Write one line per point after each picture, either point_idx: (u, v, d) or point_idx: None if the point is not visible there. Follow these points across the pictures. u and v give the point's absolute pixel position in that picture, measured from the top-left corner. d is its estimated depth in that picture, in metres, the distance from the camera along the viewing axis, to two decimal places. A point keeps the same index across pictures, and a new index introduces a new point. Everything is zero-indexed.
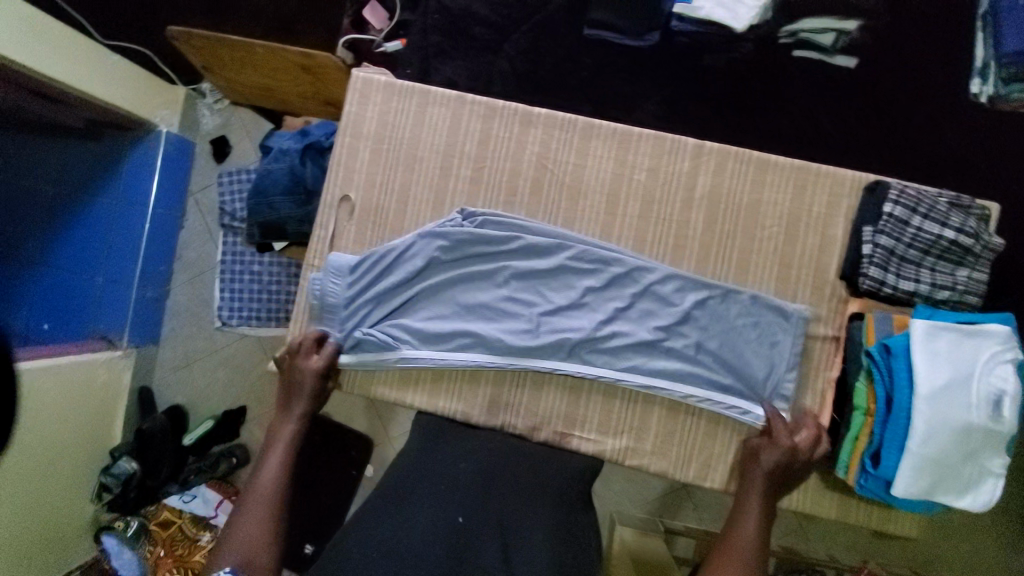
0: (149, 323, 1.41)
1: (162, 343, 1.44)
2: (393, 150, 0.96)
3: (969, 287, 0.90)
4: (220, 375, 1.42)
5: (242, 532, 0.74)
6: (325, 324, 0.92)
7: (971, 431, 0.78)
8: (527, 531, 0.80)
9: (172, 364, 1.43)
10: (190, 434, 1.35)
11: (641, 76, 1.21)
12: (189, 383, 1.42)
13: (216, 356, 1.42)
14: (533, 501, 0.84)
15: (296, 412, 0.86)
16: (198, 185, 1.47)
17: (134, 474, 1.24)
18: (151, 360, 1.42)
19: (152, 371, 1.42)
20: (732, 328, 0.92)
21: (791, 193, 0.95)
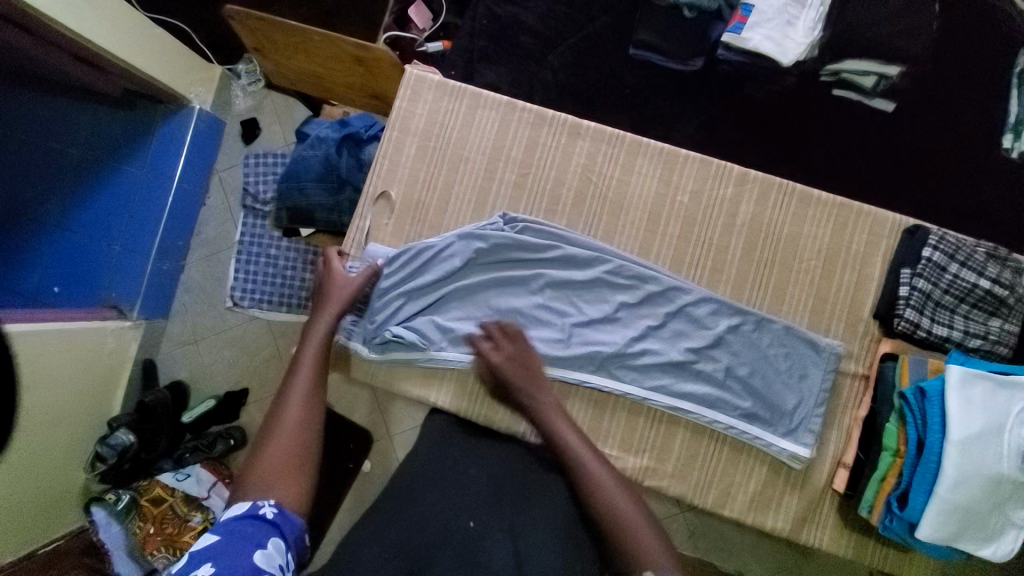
0: (161, 297, 1.49)
1: (171, 318, 1.52)
2: (439, 149, 0.99)
3: (1001, 338, 0.87)
4: (226, 354, 1.50)
5: (281, 429, 0.75)
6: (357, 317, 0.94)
7: (1000, 482, 0.73)
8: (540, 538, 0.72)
9: (178, 340, 1.51)
10: (190, 412, 1.41)
11: (681, 100, 1.22)
12: (194, 359, 1.51)
13: (253, 328, 1.50)
14: (546, 507, 0.76)
15: (333, 303, 0.89)
16: (224, 164, 1.56)
17: (130, 447, 1.28)
18: (159, 333, 1.50)
19: (158, 344, 1.51)
20: (763, 357, 0.89)
21: (830, 229, 0.93)
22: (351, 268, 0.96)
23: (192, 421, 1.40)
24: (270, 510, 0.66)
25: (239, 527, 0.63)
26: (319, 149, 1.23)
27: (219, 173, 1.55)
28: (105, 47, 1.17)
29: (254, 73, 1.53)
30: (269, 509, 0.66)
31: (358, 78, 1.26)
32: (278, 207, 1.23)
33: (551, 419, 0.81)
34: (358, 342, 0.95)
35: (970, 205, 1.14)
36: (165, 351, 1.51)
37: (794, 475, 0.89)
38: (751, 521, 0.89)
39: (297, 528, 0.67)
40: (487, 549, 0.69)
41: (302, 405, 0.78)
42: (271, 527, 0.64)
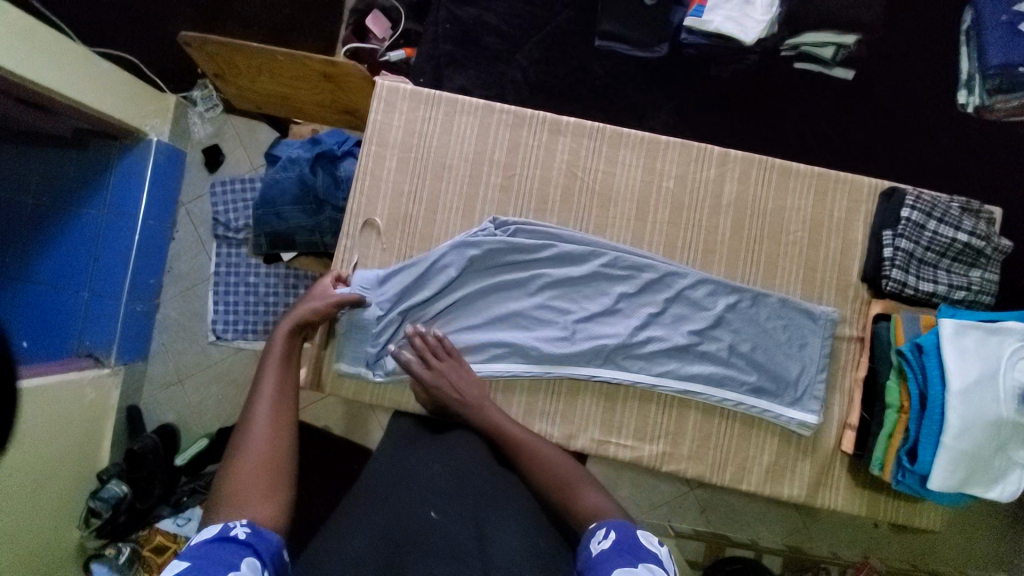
0: (138, 340, 1.43)
1: (151, 359, 1.46)
2: (422, 159, 0.97)
3: (982, 287, 0.91)
4: (214, 390, 1.45)
5: (249, 450, 0.72)
6: (357, 345, 0.92)
7: (999, 424, 0.77)
8: (504, 521, 0.68)
9: (161, 382, 1.46)
10: (182, 454, 1.37)
11: (651, 87, 1.24)
12: (181, 400, 1.45)
13: (240, 362, 1.45)
14: (512, 498, 0.73)
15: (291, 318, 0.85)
16: (189, 196, 1.50)
17: (123, 498, 1.25)
18: (140, 377, 1.44)
19: (140, 389, 1.45)
20: (763, 330, 0.91)
21: (812, 199, 0.96)
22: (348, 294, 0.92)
23: (184, 464, 1.36)
24: (242, 530, 0.61)
25: (209, 550, 0.58)
26: (292, 170, 1.20)
27: (185, 205, 1.50)
28: (52, 87, 1.10)
29: (211, 99, 1.48)
30: (241, 529, 0.61)
31: (326, 94, 1.23)
32: (258, 233, 1.23)
33: (487, 412, 0.85)
34: (361, 366, 0.93)
35: (934, 162, 1.19)
36: (150, 395, 1.46)
37: (804, 442, 0.91)
38: (768, 492, 0.91)
39: (274, 546, 0.62)
40: (448, 537, 0.65)
41: (270, 422, 0.76)
42: (243, 548, 0.60)
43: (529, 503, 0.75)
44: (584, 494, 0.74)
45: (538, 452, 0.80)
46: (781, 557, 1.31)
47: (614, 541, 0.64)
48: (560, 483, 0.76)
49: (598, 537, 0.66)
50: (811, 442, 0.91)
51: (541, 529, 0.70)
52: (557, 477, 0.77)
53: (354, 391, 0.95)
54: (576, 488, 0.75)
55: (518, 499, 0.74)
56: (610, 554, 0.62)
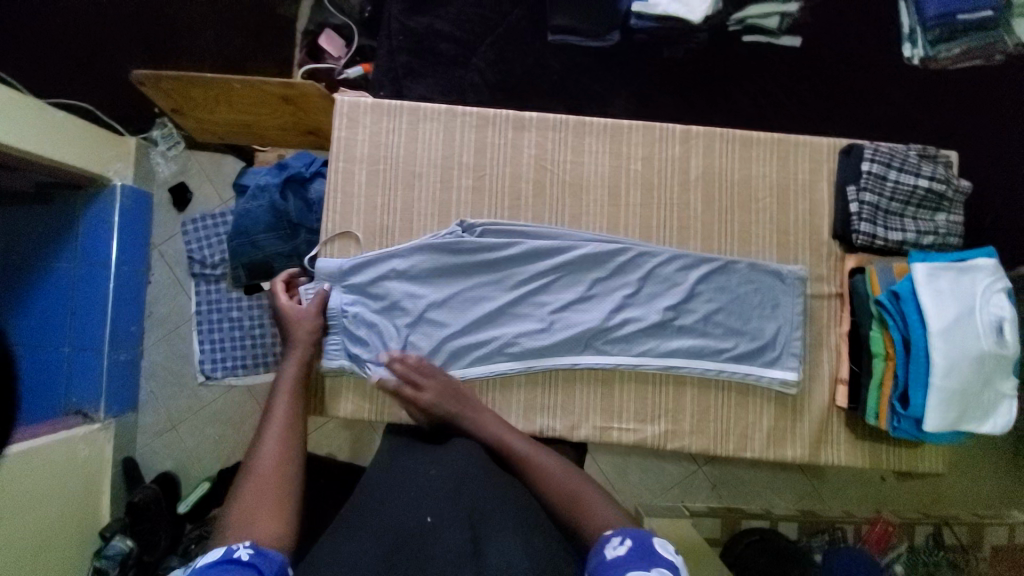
0: (125, 389, 1.39)
1: (141, 408, 1.43)
2: (390, 170, 0.97)
3: (949, 230, 0.94)
4: (210, 431, 1.42)
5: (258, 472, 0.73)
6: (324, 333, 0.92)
7: (983, 358, 0.79)
8: (498, 527, 0.68)
9: (154, 430, 1.42)
10: (184, 502, 1.34)
11: (608, 75, 1.25)
12: (177, 446, 1.42)
13: (232, 399, 1.43)
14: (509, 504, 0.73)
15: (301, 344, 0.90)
16: (160, 237, 1.47)
17: (129, 552, 1.23)
18: (131, 428, 1.41)
19: (133, 440, 1.41)
20: (738, 297, 0.93)
21: (776, 164, 0.98)
22: (306, 292, 0.94)
23: (189, 510, 1.32)
24: (245, 551, 0.61)
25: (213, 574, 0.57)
26: (262, 198, 1.19)
27: (156, 248, 1.47)
28: (11, 143, 1.08)
29: (171, 136, 1.46)
30: (245, 550, 0.61)
31: (287, 117, 1.22)
32: (236, 265, 1.25)
33: (492, 429, 0.86)
34: (344, 359, 0.93)
35: (887, 117, 1.23)
36: (144, 444, 1.43)
37: (794, 402, 0.93)
38: (772, 456, 0.93)
39: (277, 564, 0.61)
40: (442, 542, 0.65)
41: (281, 447, 0.77)
42: (246, 568, 0.59)
43: (525, 498, 0.76)
44: (596, 509, 0.73)
45: (547, 472, 0.80)
46: (795, 522, 1.42)
47: (630, 549, 0.63)
48: (571, 504, 0.76)
49: (613, 543, 0.66)
50: (806, 401, 0.93)
51: (539, 528, 0.71)
52: (561, 497, 0.77)
53: (353, 410, 0.95)
54: (588, 508, 0.74)
55: (511, 501, 0.74)
56: (626, 560, 0.63)
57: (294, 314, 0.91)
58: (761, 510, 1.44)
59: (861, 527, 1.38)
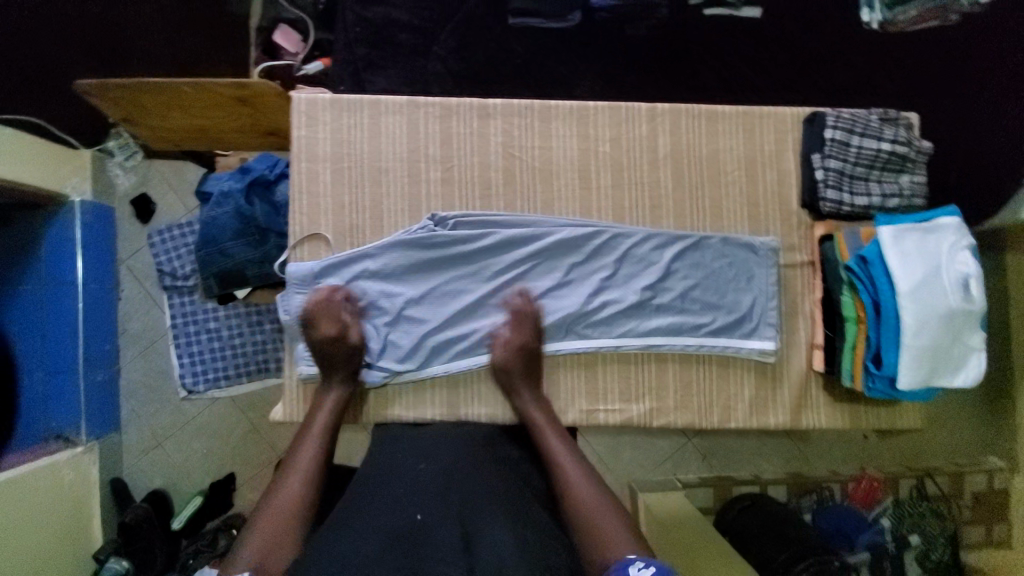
0: (107, 410, 1.36)
1: (124, 427, 1.39)
2: (355, 167, 0.95)
3: (913, 191, 0.95)
4: (198, 445, 1.40)
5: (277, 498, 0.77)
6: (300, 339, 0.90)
7: (951, 315, 0.80)
8: (488, 518, 0.70)
9: (139, 448, 1.39)
10: (178, 517, 1.33)
11: (571, 56, 1.24)
12: (164, 463, 1.40)
13: (216, 412, 1.41)
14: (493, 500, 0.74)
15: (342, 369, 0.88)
16: (126, 252, 1.42)
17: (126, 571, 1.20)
18: (116, 448, 1.38)
19: (119, 461, 1.38)
20: (713, 272, 0.94)
21: (743, 137, 0.98)
22: (286, 298, 0.91)
23: (183, 526, 1.31)
24: None
25: None
26: (227, 204, 1.16)
27: (123, 263, 1.42)
28: None
29: (128, 147, 1.40)
30: None
31: (245, 119, 1.18)
32: (206, 275, 1.20)
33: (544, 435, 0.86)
34: None
35: (849, 82, 1.24)
36: (130, 464, 1.39)
37: (772, 371, 0.95)
38: (755, 425, 0.94)
39: None
40: (437, 536, 0.66)
41: (303, 479, 0.80)
42: None
43: (509, 485, 0.79)
44: (603, 517, 0.76)
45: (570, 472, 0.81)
46: (784, 485, 1.46)
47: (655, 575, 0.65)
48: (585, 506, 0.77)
49: (637, 564, 0.67)
50: (785, 370, 0.95)
51: (527, 519, 0.73)
52: (577, 498, 0.79)
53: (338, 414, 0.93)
54: (595, 514, 0.76)
55: (494, 498, 0.75)
56: None
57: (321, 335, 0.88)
58: (750, 477, 1.49)
59: (847, 484, 1.45)
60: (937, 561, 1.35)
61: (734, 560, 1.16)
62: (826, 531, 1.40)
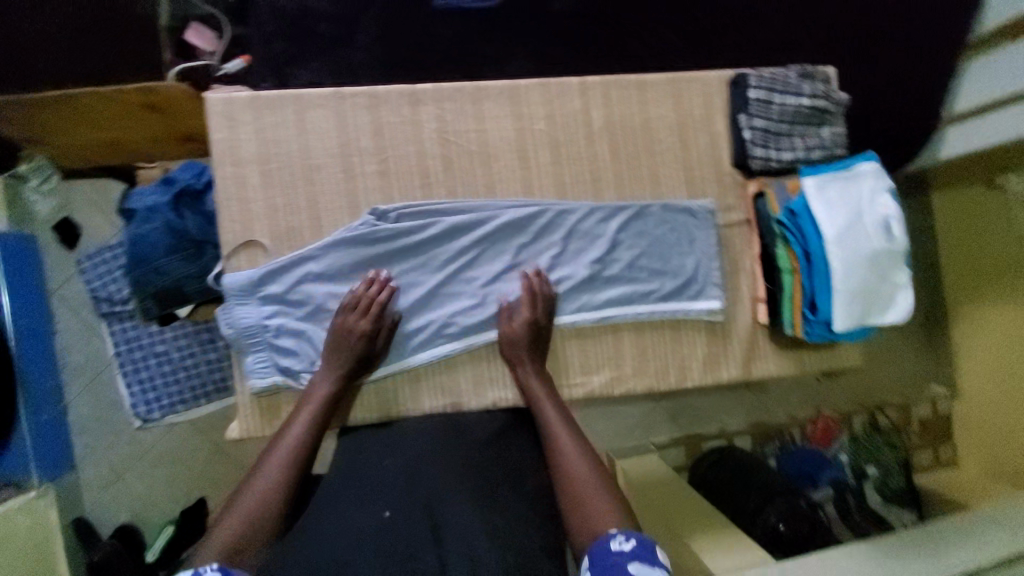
0: (57, 448, 1.31)
1: (80, 463, 1.35)
2: (284, 166, 0.91)
3: (834, 142, 1.00)
4: (161, 473, 1.37)
5: (252, 491, 0.77)
6: (248, 351, 0.87)
7: (876, 256, 0.84)
8: (451, 504, 0.75)
9: (99, 483, 1.35)
10: (151, 550, 1.27)
11: (500, 35, 1.22)
12: (128, 496, 1.36)
13: (174, 438, 1.38)
14: (459, 487, 0.78)
15: (342, 364, 0.86)
16: (56, 282, 1.37)
17: None
18: (75, 486, 1.33)
19: (79, 498, 1.34)
20: (657, 239, 0.96)
21: (673, 104, 1.00)
22: (231, 309, 0.86)
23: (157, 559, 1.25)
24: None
25: None
26: (154, 220, 1.10)
27: (55, 293, 1.37)
28: None
29: (44, 169, 1.31)
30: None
31: (159, 126, 1.13)
32: (144, 297, 1.12)
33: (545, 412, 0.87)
34: (275, 374, 0.88)
35: (773, 41, 1.27)
36: (93, 501, 1.35)
37: (720, 328, 0.98)
38: (710, 381, 0.98)
39: None
40: (402, 536, 0.71)
41: (281, 475, 0.79)
42: None
43: (472, 464, 0.82)
44: (586, 489, 0.79)
45: (562, 445, 0.84)
46: (748, 435, 1.57)
47: (635, 547, 0.68)
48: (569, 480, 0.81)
49: (618, 538, 0.70)
50: (733, 327, 0.99)
51: (493, 501, 0.78)
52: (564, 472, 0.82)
53: None
54: (576, 488, 0.79)
55: (460, 483, 0.79)
56: (628, 557, 0.68)
57: (340, 325, 0.86)
58: (717, 431, 1.57)
59: (806, 428, 1.57)
60: (897, 489, 1.43)
61: (705, 514, 1.23)
62: (792, 475, 1.46)
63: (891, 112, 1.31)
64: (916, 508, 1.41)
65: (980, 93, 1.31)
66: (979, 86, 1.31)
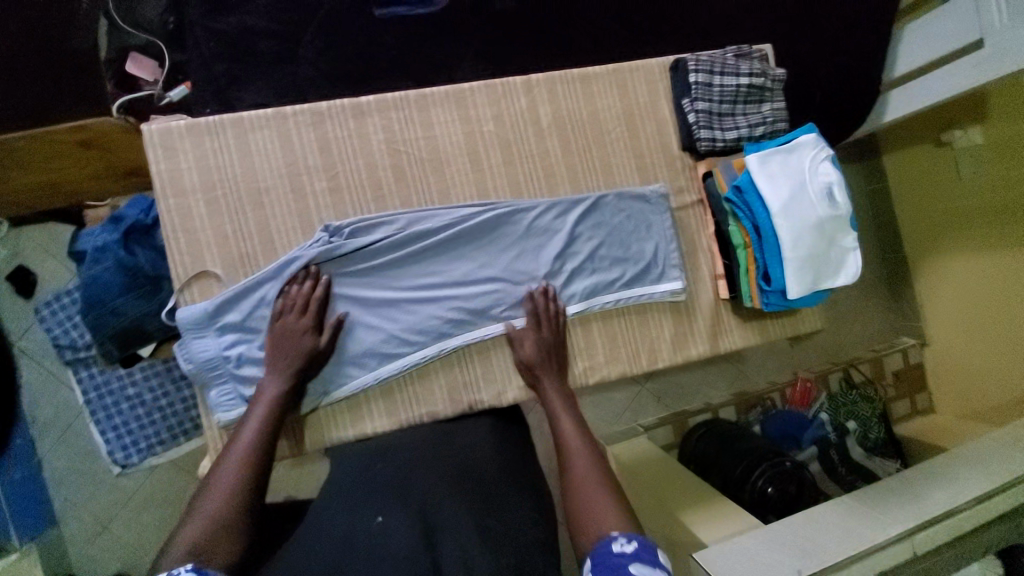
0: (35, 506, 1.26)
1: (62, 520, 1.31)
2: (232, 192, 0.90)
3: (775, 116, 1.03)
4: (148, 519, 1.34)
5: (211, 490, 0.72)
6: (213, 384, 0.87)
7: (823, 223, 0.87)
8: (445, 501, 0.72)
9: (85, 538, 1.31)
10: None
11: (446, 39, 1.22)
12: (117, 546, 1.32)
13: (160, 477, 1.35)
14: (451, 484, 0.74)
15: (288, 361, 0.84)
16: (14, 334, 1.33)
17: None
18: (59, 543, 1.29)
19: (66, 554, 1.29)
20: (615, 228, 0.98)
21: (617, 93, 1.01)
22: (191, 342, 0.86)
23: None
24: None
25: None
26: (105, 259, 1.08)
27: (15, 346, 1.33)
28: None
29: None
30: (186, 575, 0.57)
31: (98, 162, 1.10)
32: (100, 338, 1.09)
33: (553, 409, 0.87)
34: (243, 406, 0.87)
35: (711, 23, 1.30)
36: (79, 555, 1.31)
37: (686, 309, 1.01)
38: (681, 360, 1.00)
39: None
40: (395, 539, 0.66)
41: (239, 469, 0.75)
42: None
43: (460, 463, 0.79)
44: (585, 480, 0.76)
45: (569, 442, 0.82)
46: (732, 405, 1.59)
47: (637, 549, 0.63)
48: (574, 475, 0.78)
49: (619, 540, 0.65)
50: (698, 306, 1.01)
51: (484, 497, 0.74)
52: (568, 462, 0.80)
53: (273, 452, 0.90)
54: (578, 479, 0.77)
55: (447, 480, 0.75)
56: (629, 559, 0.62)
57: (280, 327, 0.85)
58: (702, 406, 1.60)
59: (784, 392, 1.62)
60: (875, 438, 1.50)
61: (693, 489, 1.26)
62: (776, 438, 1.50)
63: (831, 81, 1.35)
64: (896, 456, 1.50)
65: (915, 57, 1.32)
66: (917, 48, 1.32)
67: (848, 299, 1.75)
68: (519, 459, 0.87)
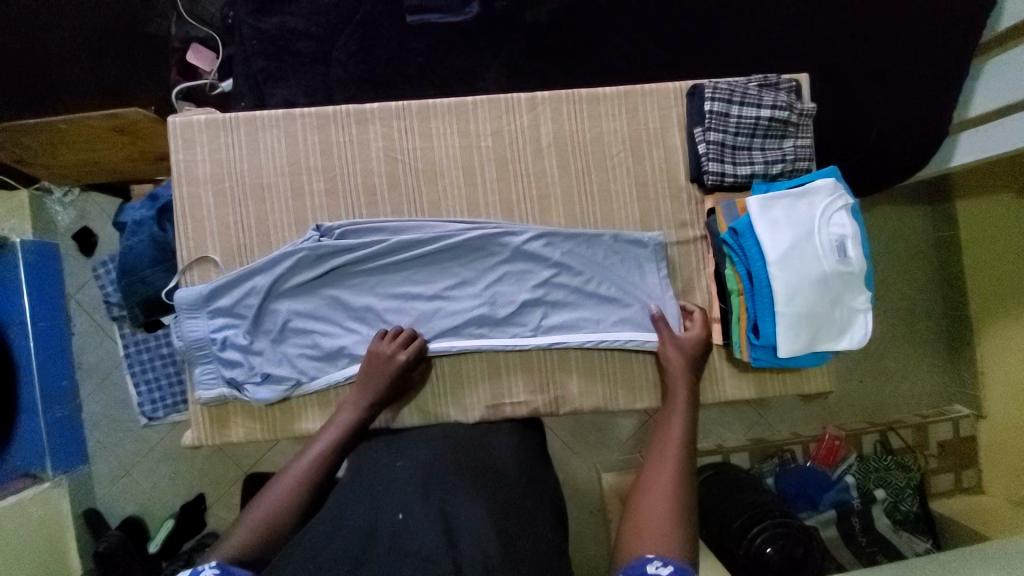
0: (71, 445, 1.39)
1: (92, 460, 1.43)
2: (237, 186, 0.95)
3: (798, 154, 0.94)
4: (163, 472, 1.44)
5: (266, 501, 0.75)
6: (199, 363, 0.92)
7: (827, 278, 0.80)
8: (469, 506, 0.69)
9: (109, 479, 1.43)
10: (154, 540, 1.35)
11: (475, 47, 1.22)
12: (136, 491, 1.43)
13: (177, 436, 1.45)
14: (477, 487, 0.73)
15: (371, 395, 0.88)
16: (74, 287, 1.47)
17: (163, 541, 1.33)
18: (87, 480, 1.41)
19: (92, 492, 1.42)
20: (604, 269, 0.94)
21: (627, 117, 0.97)
22: (185, 321, 0.91)
23: (160, 550, 1.32)
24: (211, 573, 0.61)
25: None
26: (141, 233, 1.16)
27: (73, 298, 1.47)
28: None
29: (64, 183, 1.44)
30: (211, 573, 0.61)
31: (130, 147, 1.19)
32: (130, 304, 1.19)
33: (656, 465, 0.78)
34: (223, 386, 0.92)
35: (753, 47, 1.22)
36: (104, 494, 1.43)
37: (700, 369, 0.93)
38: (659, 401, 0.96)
39: None
40: (418, 534, 0.64)
41: (296, 488, 0.78)
42: None
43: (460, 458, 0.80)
44: (653, 511, 0.71)
45: (656, 473, 0.77)
46: (747, 452, 1.46)
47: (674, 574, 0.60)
48: (650, 504, 0.72)
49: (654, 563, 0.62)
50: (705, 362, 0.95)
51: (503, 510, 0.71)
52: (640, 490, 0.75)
53: (244, 433, 0.95)
54: (648, 509, 0.71)
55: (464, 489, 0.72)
56: None
57: (372, 349, 0.89)
58: (714, 446, 1.49)
59: (808, 446, 1.47)
60: (906, 511, 1.39)
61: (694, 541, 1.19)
62: (789, 494, 1.40)
63: (891, 117, 1.21)
64: (928, 535, 1.37)
65: (995, 96, 1.18)
66: (999, 85, 1.18)
67: (892, 357, 1.58)
68: (538, 464, 0.86)
